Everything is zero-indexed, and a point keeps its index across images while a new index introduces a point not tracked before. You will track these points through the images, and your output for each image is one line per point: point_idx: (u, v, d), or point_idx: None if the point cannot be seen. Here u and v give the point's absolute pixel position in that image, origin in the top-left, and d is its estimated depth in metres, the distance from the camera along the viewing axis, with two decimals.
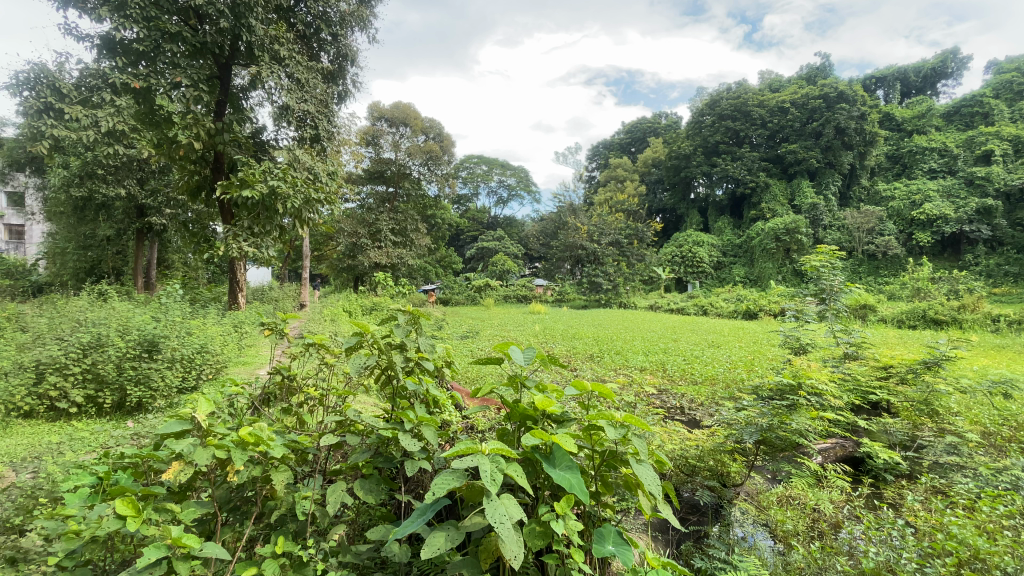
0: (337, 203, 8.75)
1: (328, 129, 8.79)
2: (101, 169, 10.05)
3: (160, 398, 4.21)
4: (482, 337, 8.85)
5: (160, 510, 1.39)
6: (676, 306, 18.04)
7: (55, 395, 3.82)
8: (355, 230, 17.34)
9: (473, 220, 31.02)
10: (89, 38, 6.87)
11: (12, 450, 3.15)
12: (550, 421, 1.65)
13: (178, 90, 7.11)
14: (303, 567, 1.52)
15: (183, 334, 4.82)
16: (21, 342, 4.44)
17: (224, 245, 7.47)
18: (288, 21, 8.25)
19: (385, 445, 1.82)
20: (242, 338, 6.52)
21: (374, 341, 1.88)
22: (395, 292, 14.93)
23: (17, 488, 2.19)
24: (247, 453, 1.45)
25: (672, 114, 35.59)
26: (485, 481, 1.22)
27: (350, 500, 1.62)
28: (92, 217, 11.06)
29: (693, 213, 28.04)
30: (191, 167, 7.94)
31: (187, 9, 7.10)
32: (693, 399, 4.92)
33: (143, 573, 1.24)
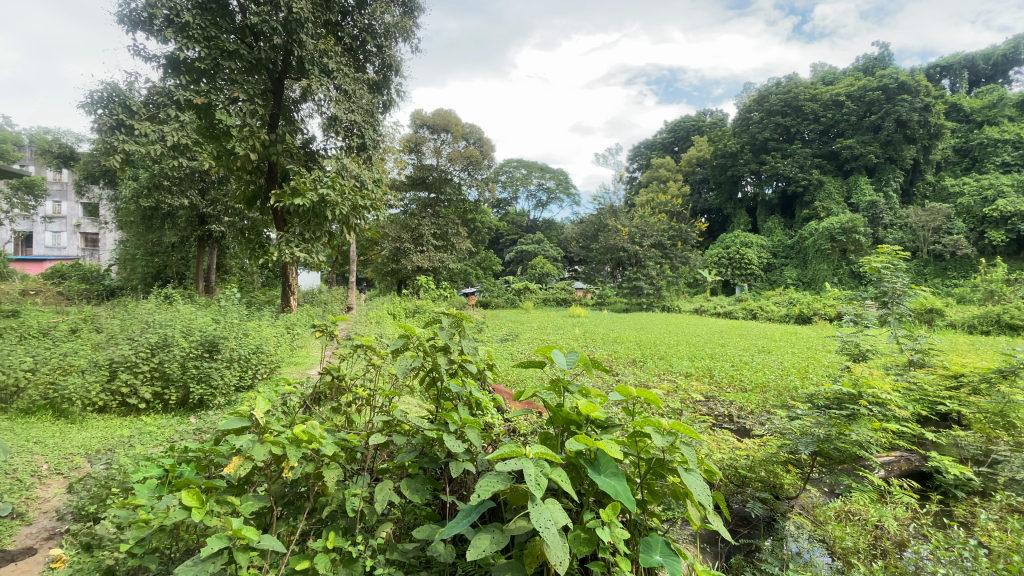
0: (382, 209, 9.03)
1: (374, 138, 9.01)
2: (166, 181, 10.81)
3: (220, 396, 4.42)
4: (522, 340, 8.84)
5: (222, 503, 1.47)
6: (723, 310, 17.42)
7: (127, 391, 4.16)
8: (399, 235, 17.81)
9: (513, 223, 31.19)
10: (156, 58, 7.44)
11: (88, 442, 3.42)
12: (594, 426, 1.63)
13: (236, 105, 7.52)
14: (353, 562, 1.58)
15: (240, 336, 5.04)
16: (98, 341, 4.82)
17: (278, 251, 7.82)
18: (336, 35, 8.58)
19: (430, 445, 1.85)
20: (294, 339, 6.83)
21: (420, 343, 1.93)
22: (436, 295, 15.21)
23: (94, 477, 2.40)
24: (300, 450, 1.52)
25: (718, 112, 34.56)
26: (531, 486, 1.21)
27: (397, 499, 1.66)
28: (159, 226, 11.89)
29: (741, 214, 27.07)
30: (247, 177, 8.35)
31: (244, 28, 7.60)
32: (742, 407, 4.73)
33: (208, 561, 1.32)
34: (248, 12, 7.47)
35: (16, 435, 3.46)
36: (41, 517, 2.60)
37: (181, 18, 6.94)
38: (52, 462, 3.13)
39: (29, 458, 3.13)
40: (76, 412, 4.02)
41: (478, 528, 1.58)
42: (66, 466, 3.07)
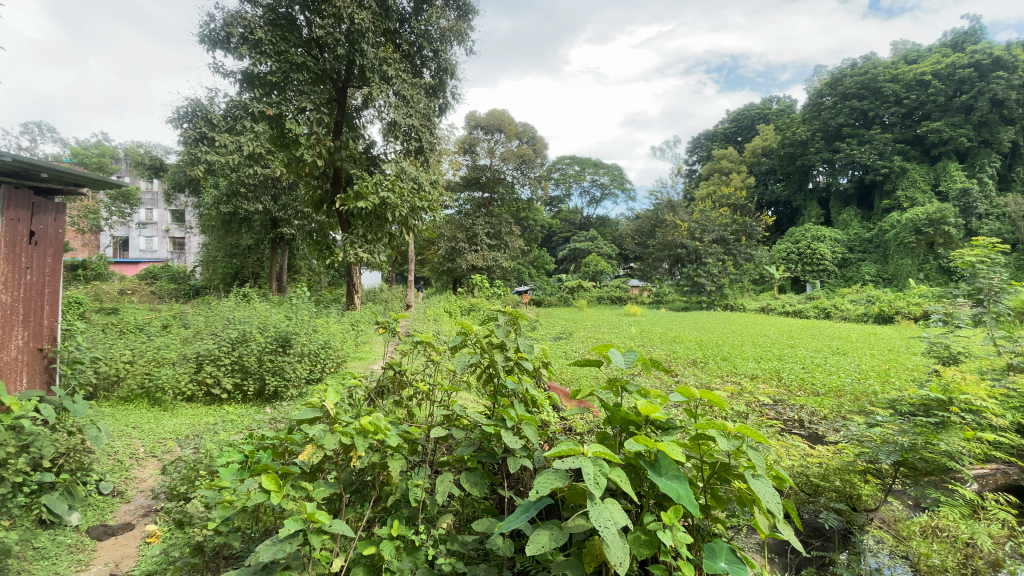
0: (439, 210, 9.26)
1: (431, 141, 9.21)
2: (243, 188, 11.64)
3: (293, 388, 4.72)
4: (577, 338, 8.76)
5: (296, 488, 1.57)
6: (793, 308, 16.41)
7: (211, 381, 4.51)
8: (454, 234, 18.22)
9: (567, 221, 30.94)
10: (233, 74, 8.06)
11: (179, 428, 3.76)
12: (655, 427, 1.59)
13: (304, 114, 7.93)
14: (416, 550, 1.66)
15: (310, 332, 5.34)
16: (186, 336, 5.29)
17: (343, 252, 8.23)
18: (394, 42, 8.88)
19: (488, 441, 1.88)
20: (358, 335, 7.16)
21: (477, 340, 1.98)
22: (491, 293, 15.37)
23: (184, 461, 2.64)
24: (367, 440, 1.60)
25: (785, 99, 32.54)
26: (589, 484, 1.21)
27: (457, 491, 1.70)
28: (236, 230, 12.82)
29: (813, 206, 25.35)
30: (315, 182, 8.81)
31: (311, 41, 8.08)
32: (814, 412, 4.44)
33: (286, 541, 1.42)
34: (314, 26, 7.90)
35: (119, 421, 3.86)
36: (137, 496, 2.88)
37: (254, 35, 7.47)
38: (147, 446, 3.47)
39: (129, 441, 3.48)
40: (167, 400, 4.40)
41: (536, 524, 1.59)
42: (160, 450, 3.39)
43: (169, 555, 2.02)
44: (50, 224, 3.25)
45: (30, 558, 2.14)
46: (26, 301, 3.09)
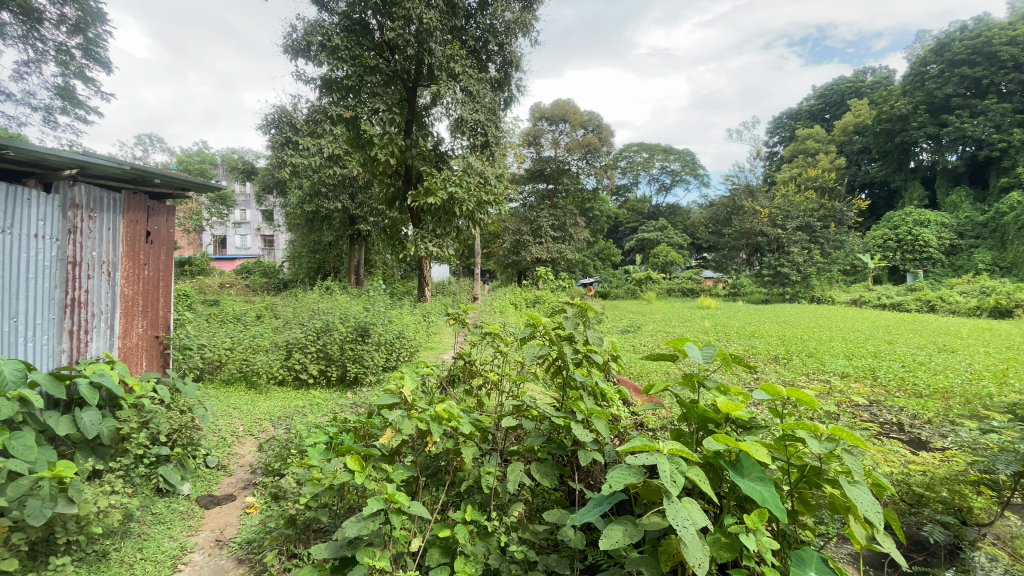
0: (504, 203, 9.32)
1: (496, 135, 9.24)
2: (324, 188, 12.48)
3: (371, 375, 4.99)
4: (646, 332, 8.51)
5: (377, 469, 1.67)
6: (891, 300, 14.85)
7: (299, 367, 4.90)
8: (518, 227, 18.41)
9: (634, 211, 30.07)
10: (313, 81, 8.63)
11: (272, 411, 4.12)
12: (736, 426, 1.52)
13: (377, 115, 8.33)
14: (488, 536, 1.72)
15: (386, 322, 5.61)
16: (278, 326, 5.77)
17: (414, 246, 8.60)
18: (461, 39, 9.06)
19: (558, 432, 1.88)
20: (429, 326, 7.45)
21: (546, 332, 1.98)
22: (556, 286, 15.34)
23: (277, 440, 2.90)
24: (441, 427, 1.68)
25: (883, 69, 29.35)
26: (666, 482, 1.19)
27: (528, 481, 1.74)
28: (319, 227, 13.75)
29: (915, 187, 22.79)
30: (388, 180, 9.22)
31: (382, 44, 8.43)
32: (915, 415, 4.02)
33: (369, 518, 1.52)
34: (385, 29, 8.22)
35: (222, 401, 4.29)
36: (238, 470, 3.19)
37: (332, 42, 7.95)
38: (246, 425, 3.83)
39: (230, 420, 3.86)
40: (262, 383, 4.82)
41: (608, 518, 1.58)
42: (257, 430, 3.73)
43: (266, 525, 2.24)
44: (163, 224, 3.66)
45: (151, 520, 2.45)
46: (146, 294, 3.51)
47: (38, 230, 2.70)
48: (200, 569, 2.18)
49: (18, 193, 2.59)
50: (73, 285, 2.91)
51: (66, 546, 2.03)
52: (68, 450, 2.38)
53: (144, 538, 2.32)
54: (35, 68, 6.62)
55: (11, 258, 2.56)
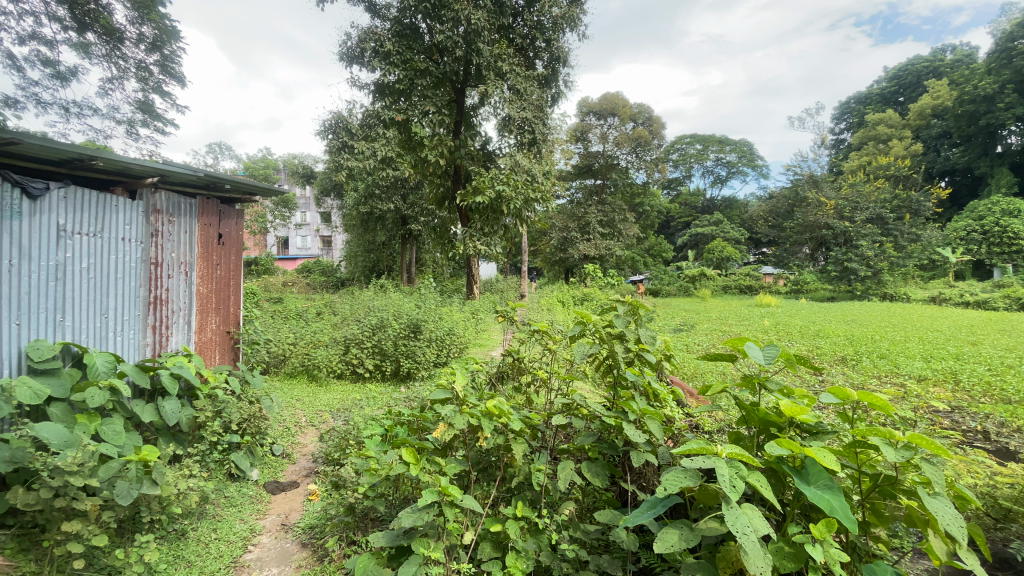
0: (551, 200, 9.28)
1: (544, 132, 9.18)
2: (378, 190, 12.94)
3: (422, 370, 5.13)
4: (700, 330, 8.21)
5: (431, 462, 1.72)
6: (976, 298, 13.55)
7: (356, 362, 5.10)
8: (566, 224, 18.29)
9: (687, 205, 29.08)
10: (367, 86, 8.94)
11: (331, 403, 4.31)
12: (802, 431, 1.45)
13: (427, 117, 8.53)
14: (539, 533, 1.73)
15: (436, 319, 5.74)
16: (337, 323, 6.03)
17: (463, 245, 8.74)
18: (509, 37, 9.11)
19: (609, 432, 1.86)
20: (478, 323, 7.55)
21: (597, 330, 1.97)
22: (604, 283, 15.12)
23: (336, 431, 3.04)
24: (492, 423, 1.71)
25: (967, 44, 26.75)
26: (725, 487, 1.15)
27: (579, 480, 1.73)
28: (373, 228, 14.24)
29: (1004, 173, 20.65)
30: (437, 181, 9.43)
31: (431, 47, 8.61)
32: (1005, 423, 3.66)
33: (423, 510, 1.57)
34: (434, 32, 8.36)
35: (286, 393, 4.55)
36: (301, 459, 3.37)
37: (384, 48, 8.21)
38: (308, 416, 4.03)
39: (294, 411, 4.08)
40: (323, 376, 5.05)
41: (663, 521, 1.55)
42: (317, 421, 3.92)
43: (328, 511, 2.37)
44: (232, 227, 3.91)
45: (224, 504, 2.63)
46: (218, 293, 3.77)
47: (125, 234, 2.96)
48: (267, 551, 2.32)
49: (108, 200, 2.84)
50: (154, 283, 3.17)
51: (149, 524, 2.21)
52: (152, 436, 2.60)
53: (218, 520, 2.49)
54: (118, 84, 7.22)
55: (103, 260, 2.82)
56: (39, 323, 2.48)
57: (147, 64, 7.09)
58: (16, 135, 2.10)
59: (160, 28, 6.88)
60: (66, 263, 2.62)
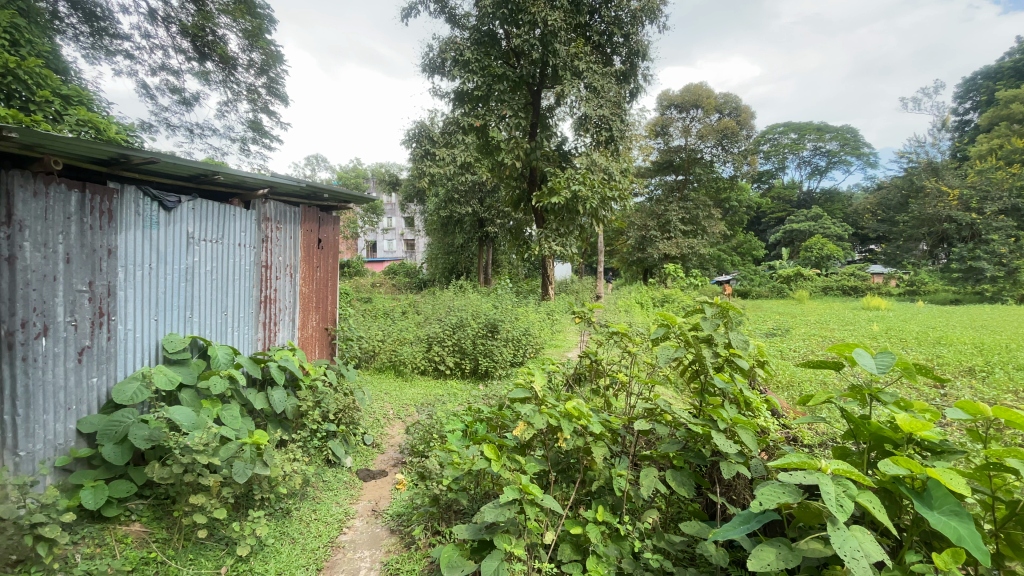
0: (629, 198, 9.02)
1: (622, 129, 8.96)
2: (457, 194, 13.40)
3: (500, 369, 5.22)
4: (797, 335, 7.54)
5: (511, 459, 1.75)
6: None
7: (438, 359, 5.31)
8: (644, 223, 17.74)
9: (779, 199, 26.99)
10: (447, 95, 9.30)
11: (415, 398, 4.52)
12: (922, 449, 1.30)
13: (505, 121, 8.69)
14: (621, 539, 1.71)
15: (513, 319, 5.83)
16: (420, 322, 6.32)
17: (539, 246, 8.80)
18: (585, 36, 8.99)
19: (695, 441, 1.78)
20: (554, 324, 7.55)
21: (682, 333, 1.88)
22: (686, 284, 14.43)
23: (422, 425, 3.19)
24: (572, 424, 1.72)
25: None
26: (830, 506, 1.06)
27: (663, 488, 1.68)
28: (452, 231, 14.75)
29: None
30: (514, 183, 9.56)
31: (508, 52, 8.72)
32: None
33: (506, 506, 1.60)
34: (511, 37, 8.45)
35: (376, 387, 4.85)
36: (389, 449, 3.57)
37: (463, 56, 8.46)
38: (395, 408, 4.27)
39: (382, 404, 4.33)
40: (408, 371, 5.30)
41: (757, 538, 1.46)
42: (403, 414, 4.12)
43: (414, 501, 2.50)
44: (330, 232, 4.23)
45: (322, 487, 2.86)
46: (318, 292, 4.10)
47: (241, 240, 3.31)
48: (360, 535, 2.48)
49: (227, 209, 3.20)
50: (265, 285, 3.52)
51: (260, 502, 2.46)
52: (263, 422, 2.89)
53: (317, 502, 2.71)
54: (233, 107, 8.08)
55: (223, 264, 3.18)
56: (173, 319, 2.85)
57: (256, 86, 7.87)
58: (155, 155, 2.42)
59: (266, 53, 7.62)
60: (195, 266, 2.99)
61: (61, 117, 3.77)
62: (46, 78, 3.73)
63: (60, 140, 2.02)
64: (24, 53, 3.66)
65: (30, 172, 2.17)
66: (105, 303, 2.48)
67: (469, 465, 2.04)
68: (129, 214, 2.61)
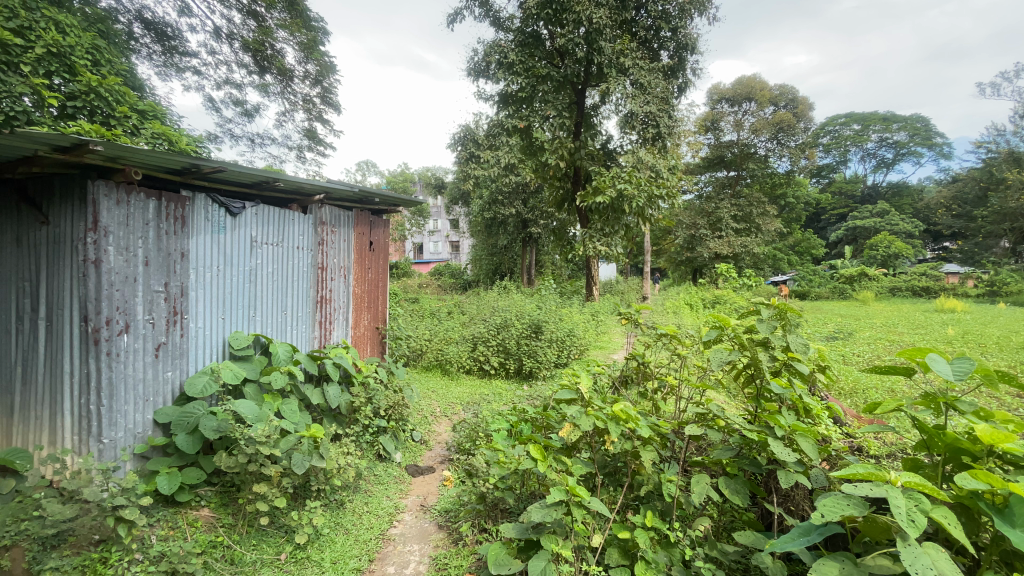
0: (677, 196, 8.76)
1: (670, 125, 8.72)
2: (501, 195, 13.49)
3: (544, 369, 5.22)
4: (861, 339, 7.08)
5: (557, 460, 1.75)
6: None
7: (483, 359, 5.38)
8: (693, 221, 17.23)
9: (840, 194, 25.44)
10: (491, 98, 9.39)
11: (461, 397, 4.59)
12: (1006, 463, 1.19)
13: (549, 122, 8.66)
14: (671, 546, 1.67)
15: (557, 320, 5.81)
16: (465, 322, 6.42)
17: (583, 246, 8.72)
18: (631, 31, 8.82)
19: (750, 448, 1.72)
20: (599, 325, 7.45)
21: (735, 335, 1.81)
22: (738, 285, 13.86)
23: (467, 423, 3.24)
24: (619, 427, 1.70)
25: None
26: (899, 520, 0.99)
27: (715, 495, 1.62)
28: (496, 232, 14.87)
29: None
30: (558, 183, 9.51)
31: (553, 52, 8.70)
32: None
33: (552, 507, 1.61)
34: (556, 37, 8.42)
35: (423, 385, 4.97)
36: (437, 446, 3.64)
37: (508, 59, 8.51)
38: (442, 406, 4.36)
39: (429, 401, 4.44)
40: (454, 371, 5.39)
41: (817, 552, 1.39)
42: (449, 412, 4.19)
43: (461, 498, 2.54)
44: (380, 234, 4.37)
45: (374, 481, 2.96)
46: (370, 293, 4.25)
47: (299, 243, 3.48)
48: (409, 529, 2.54)
49: (286, 214, 3.36)
50: (321, 285, 3.68)
51: (316, 493, 2.57)
52: (319, 416, 3.02)
53: (369, 495, 2.80)
54: (291, 117, 8.49)
55: (283, 266, 3.35)
56: (237, 317, 3.04)
57: (311, 97, 8.23)
58: (222, 164, 2.58)
59: (321, 64, 7.96)
60: (257, 268, 3.16)
61: (138, 131, 4.08)
62: (125, 95, 4.05)
63: (139, 152, 2.18)
64: (105, 73, 3.99)
65: (114, 182, 2.36)
66: (178, 302, 2.67)
67: (515, 464, 2.06)
68: (199, 219, 2.79)
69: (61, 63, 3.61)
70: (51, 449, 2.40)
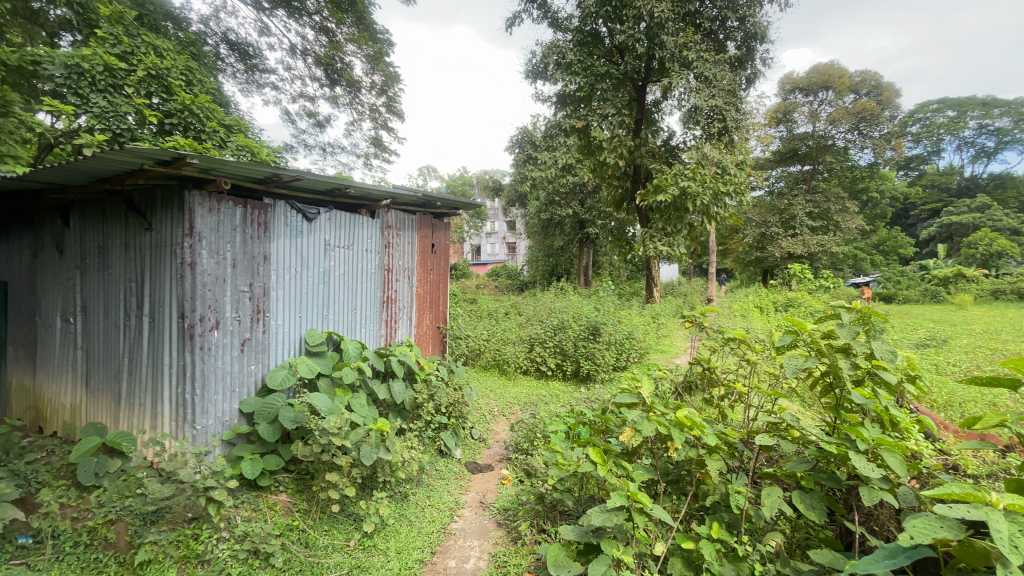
0: (745, 193, 8.32)
1: (737, 118, 8.30)
2: (558, 196, 13.43)
3: (602, 372, 5.15)
4: (958, 347, 6.39)
5: (618, 464, 1.73)
6: None
7: (540, 360, 5.38)
8: (763, 219, 16.34)
9: (933, 188, 23.12)
10: (549, 99, 9.38)
11: (519, 397, 4.62)
12: None
13: (607, 120, 8.52)
14: (739, 560, 1.59)
15: (615, 322, 5.71)
16: (522, 322, 6.44)
17: (643, 246, 8.50)
18: (695, 23, 8.50)
19: (828, 461, 1.60)
20: (660, 329, 7.22)
21: (812, 341, 1.69)
22: (814, 287, 12.94)
23: (524, 423, 3.27)
24: (683, 434, 1.65)
25: None
26: (1002, 547, 0.89)
27: (788, 509, 1.53)
28: (553, 233, 14.81)
29: None
30: (617, 182, 9.34)
31: (612, 49, 8.62)
32: None
33: (611, 512, 1.59)
34: (615, 34, 8.28)
35: (482, 384, 5.04)
36: (495, 445, 3.69)
37: (566, 59, 8.44)
38: (500, 406, 4.41)
39: (487, 400, 4.50)
40: (511, 371, 5.43)
41: None
42: (507, 412, 4.24)
43: (520, 497, 2.56)
44: (441, 236, 4.49)
45: (435, 476, 3.04)
46: (431, 293, 4.37)
47: (367, 246, 3.65)
48: (469, 524, 2.59)
49: (356, 218, 3.53)
50: (387, 286, 3.85)
51: (382, 484, 2.68)
52: (384, 411, 3.15)
53: (431, 489, 2.89)
54: (359, 126, 8.91)
55: (352, 267, 3.52)
56: (312, 315, 3.23)
57: (378, 106, 8.59)
58: (299, 172, 2.76)
59: (386, 75, 8.28)
60: (330, 270, 3.35)
61: (225, 144, 4.45)
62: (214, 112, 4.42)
63: (227, 163, 2.38)
64: (197, 91, 4.37)
65: (207, 192, 2.59)
66: (261, 301, 2.89)
67: (574, 466, 2.06)
68: (279, 224, 3.00)
69: (159, 84, 4.01)
70: (152, 433, 2.68)
